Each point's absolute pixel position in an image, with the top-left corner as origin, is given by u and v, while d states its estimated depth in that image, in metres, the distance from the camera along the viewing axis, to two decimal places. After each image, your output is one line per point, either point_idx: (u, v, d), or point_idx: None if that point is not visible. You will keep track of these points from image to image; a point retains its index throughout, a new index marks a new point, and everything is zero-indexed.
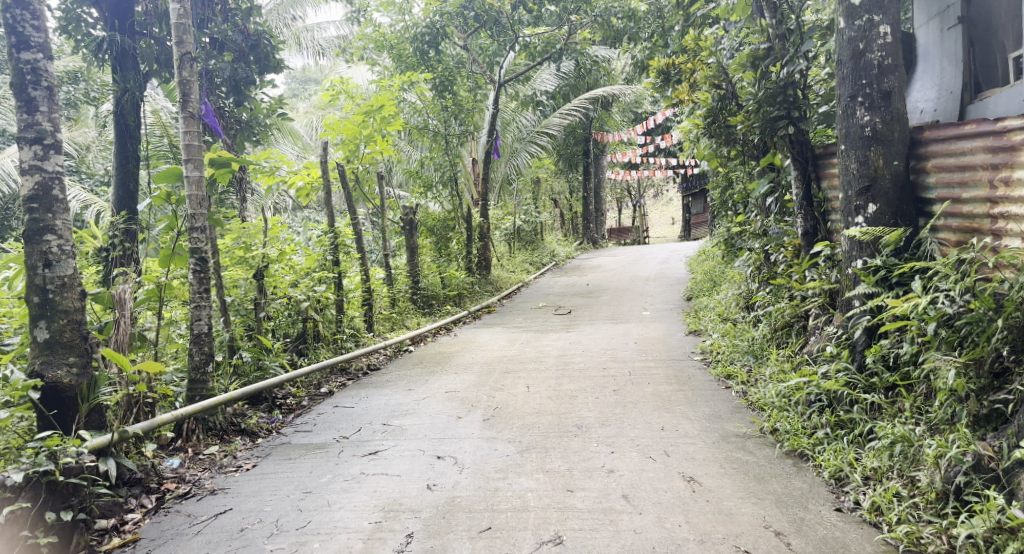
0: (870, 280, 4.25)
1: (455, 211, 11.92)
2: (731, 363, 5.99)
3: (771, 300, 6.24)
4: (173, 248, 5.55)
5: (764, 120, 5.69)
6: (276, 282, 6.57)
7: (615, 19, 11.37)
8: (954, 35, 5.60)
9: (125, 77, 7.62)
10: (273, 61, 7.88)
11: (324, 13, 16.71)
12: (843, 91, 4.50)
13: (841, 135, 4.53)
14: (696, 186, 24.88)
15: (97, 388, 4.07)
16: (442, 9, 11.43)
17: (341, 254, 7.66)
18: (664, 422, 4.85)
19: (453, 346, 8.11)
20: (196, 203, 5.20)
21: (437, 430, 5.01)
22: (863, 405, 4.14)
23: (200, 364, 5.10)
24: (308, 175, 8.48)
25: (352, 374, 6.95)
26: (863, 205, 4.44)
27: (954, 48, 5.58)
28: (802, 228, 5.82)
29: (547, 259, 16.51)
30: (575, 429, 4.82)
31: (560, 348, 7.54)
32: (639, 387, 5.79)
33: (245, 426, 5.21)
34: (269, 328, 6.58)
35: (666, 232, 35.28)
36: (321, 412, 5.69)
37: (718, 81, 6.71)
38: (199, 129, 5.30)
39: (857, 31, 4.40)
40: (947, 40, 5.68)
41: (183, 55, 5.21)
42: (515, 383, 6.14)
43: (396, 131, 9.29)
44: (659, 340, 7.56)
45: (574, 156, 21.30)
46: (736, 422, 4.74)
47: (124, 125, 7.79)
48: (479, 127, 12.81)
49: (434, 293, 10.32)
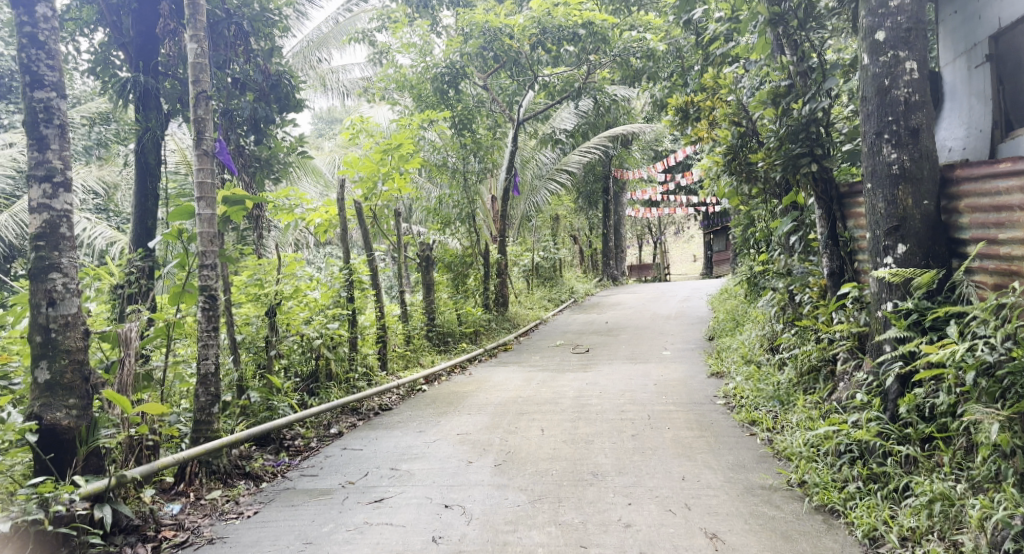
0: (901, 325, 4.05)
1: (473, 247, 11.81)
2: (755, 408, 5.78)
3: (796, 342, 6.02)
4: (183, 285, 5.41)
5: (786, 158, 5.49)
6: (288, 319, 6.52)
7: (634, 59, 11.44)
8: (982, 73, 5.43)
9: (146, 116, 7.63)
10: (293, 100, 7.88)
11: (349, 54, 16.93)
12: (868, 128, 4.35)
13: (867, 173, 4.37)
14: (717, 223, 24.65)
15: (96, 430, 3.97)
16: (462, 49, 11.45)
17: (356, 291, 7.57)
18: (684, 471, 4.63)
19: (467, 385, 7.93)
20: (207, 240, 5.15)
21: (447, 476, 4.83)
22: (898, 458, 3.90)
23: (206, 405, 5.01)
24: (327, 212, 8.53)
25: (363, 415, 6.79)
26: (892, 245, 4.25)
27: (983, 85, 5.43)
28: (827, 268, 5.64)
29: (566, 296, 16.34)
30: (590, 477, 4.61)
31: (577, 389, 7.32)
32: (659, 432, 5.57)
33: (250, 469, 5.07)
34: (279, 367, 6.47)
35: (687, 270, 35.02)
36: (329, 455, 5.54)
37: (737, 118, 6.63)
38: (212, 167, 5.26)
39: (882, 67, 4.27)
40: (976, 78, 5.52)
41: (199, 93, 5.19)
42: (529, 426, 5.95)
43: (414, 169, 9.27)
44: (679, 382, 7.33)
45: (593, 194, 21.22)
46: (761, 472, 4.51)
47: (144, 163, 7.88)
48: (499, 165, 12.78)
49: (449, 330, 10.18)
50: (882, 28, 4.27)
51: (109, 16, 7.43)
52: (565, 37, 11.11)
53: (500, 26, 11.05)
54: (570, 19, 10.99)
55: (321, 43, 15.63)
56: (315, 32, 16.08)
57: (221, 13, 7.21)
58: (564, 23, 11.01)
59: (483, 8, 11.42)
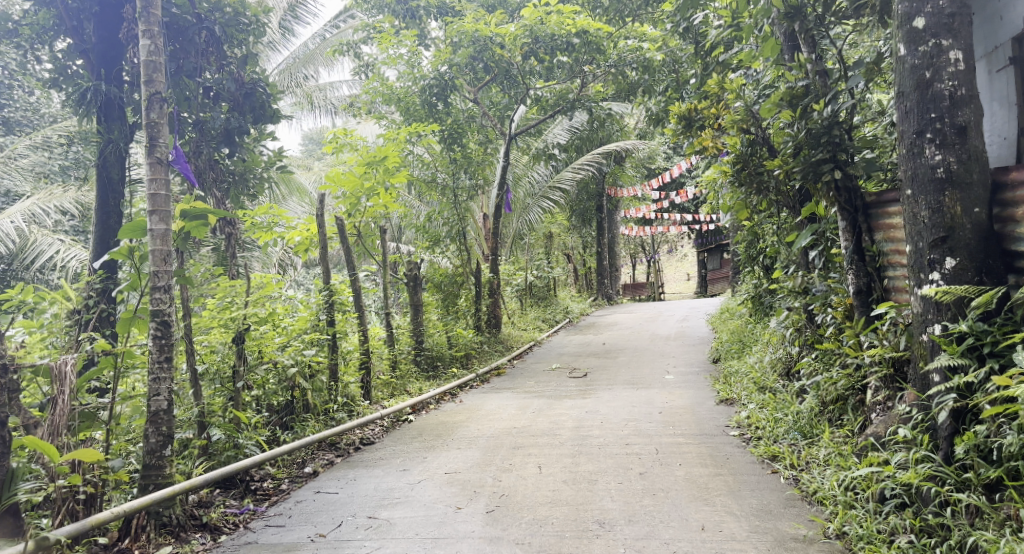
0: (954, 351, 3.56)
1: (463, 267, 11.22)
2: (775, 442, 5.27)
3: (819, 368, 5.49)
4: (135, 310, 4.78)
5: (806, 164, 4.94)
6: (259, 346, 5.98)
7: (630, 70, 11.01)
8: (1004, 77, 4.90)
9: (109, 127, 7.05)
10: (269, 111, 7.20)
11: (337, 71, 16.52)
12: (907, 127, 3.82)
13: (907, 178, 3.85)
14: (712, 240, 24.39)
15: (13, 483, 3.53)
16: (451, 59, 10.97)
17: (337, 313, 7.02)
18: (703, 519, 4.07)
19: (457, 415, 7.30)
20: (159, 259, 4.57)
21: (431, 526, 4.26)
22: (959, 507, 3.38)
23: (157, 447, 4.43)
24: (307, 230, 8.00)
25: (342, 450, 6.19)
26: (939, 259, 3.71)
27: (1005, 89, 4.88)
28: (854, 287, 5.02)
29: (560, 316, 15.80)
30: (596, 527, 4.05)
31: (576, 418, 6.72)
32: (670, 469, 5.01)
33: (207, 519, 4.54)
34: (247, 400, 5.86)
35: (682, 288, 34.58)
36: (300, 500, 4.95)
37: (746, 126, 6.02)
38: (166, 177, 4.66)
39: (921, 58, 3.74)
40: (997, 84, 4.98)
41: (152, 95, 4.62)
42: (525, 462, 5.37)
43: (400, 184, 8.74)
44: (687, 410, 6.76)
45: (587, 212, 20.63)
46: (791, 521, 3.99)
47: (106, 178, 7.34)
48: (490, 181, 12.26)
49: (438, 354, 9.55)
50: (922, 14, 3.74)
51: (69, 21, 6.88)
52: (559, 46, 10.42)
53: (491, 34, 10.48)
54: (563, 28, 10.32)
55: (307, 60, 15.27)
56: (302, 48, 15.64)
57: (191, 18, 6.66)
58: (557, 32, 10.32)
59: (473, 17, 10.84)
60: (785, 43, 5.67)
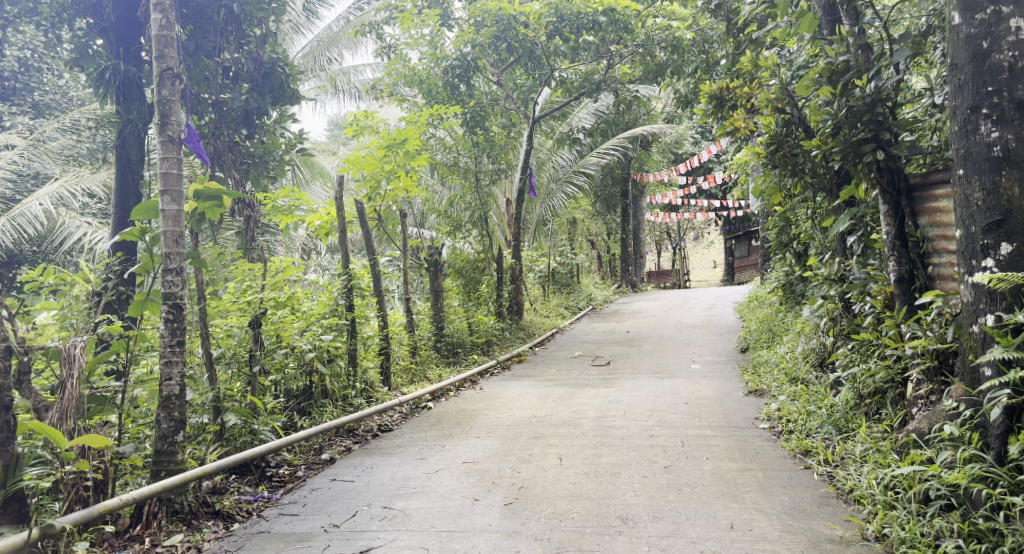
0: (1009, 344, 3.30)
1: (485, 252, 11.02)
2: (807, 437, 5.03)
3: (856, 359, 5.23)
4: (147, 292, 4.64)
5: (846, 144, 4.69)
6: (277, 330, 5.82)
7: (657, 50, 10.65)
8: None
9: (128, 107, 6.92)
10: (289, 91, 7.04)
11: (361, 54, 16.38)
12: (960, 102, 3.56)
13: (959, 157, 3.58)
14: (739, 227, 24.01)
15: (19, 469, 3.44)
16: (474, 39, 10.76)
17: (355, 298, 6.90)
18: (732, 517, 3.87)
19: (477, 403, 7.15)
20: (171, 240, 4.44)
21: (447, 518, 4.11)
22: (1011, 511, 3.15)
23: (168, 433, 4.33)
24: (327, 214, 7.87)
25: (360, 437, 6.06)
26: (993, 244, 3.45)
27: None
28: (894, 274, 4.76)
29: (584, 304, 15.58)
30: (619, 523, 3.87)
31: (598, 408, 6.54)
32: (696, 463, 4.80)
33: (220, 507, 4.43)
34: (264, 385, 5.75)
35: (708, 276, 34.08)
36: (315, 488, 4.83)
37: (781, 105, 5.75)
38: (179, 155, 4.52)
39: (978, 27, 3.46)
40: None
41: (163, 71, 4.47)
42: (545, 453, 5.20)
43: (420, 168, 8.57)
44: (713, 401, 6.53)
45: (611, 198, 20.30)
46: (826, 521, 3.77)
47: (125, 160, 7.29)
48: (513, 166, 12.03)
49: (459, 340, 9.41)
50: None
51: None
52: (585, 25, 10.36)
53: (515, 13, 10.43)
54: (589, 5, 10.27)
55: (331, 43, 15.16)
56: (326, 31, 15.51)
57: None
58: (582, 10, 10.29)
59: None
60: (824, 17, 5.37)
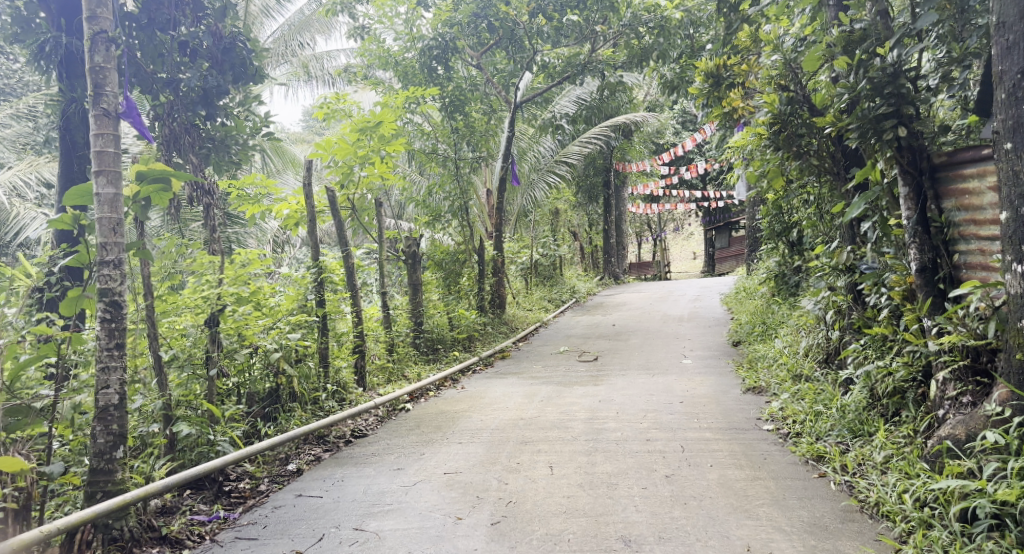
0: None
1: (465, 244, 10.52)
2: (819, 440, 4.61)
3: (872, 356, 4.81)
4: (82, 287, 4.10)
5: (864, 119, 4.27)
6: (240, 328, 5.30)
7: (644, 31, 10.17)
8: None
9: (72, 85, 6.15)
10: (252, 69, 6.14)
11: (334, 39, 15.72)
12: (1008, 66, 3.14)
13: (1006, 128, 3.17)
14: (721, 218, 23.73)
15: None
16: (451, 19, 10.24)
17: (327, 292, 6.37)
18: (748, 538, 3.43)
19: (458, 403, 6.66)
20: (109, 229, 3.90)
21: (425, 541, 3.63)
22: None
23: (105, 449, 3.79)
24: (297, 203, 7.32)
25: (331, 444, 5.53)
26: None
27: None
28: (916, 263, 4.33)
29: (567, 297, 15.14)
30: (622, 546, 3.41)
31: (589, 408, 6.08)
32: (700, 471, 4.36)
33: (167, 531, 3.92)
34: (223, 388, 5.22)
35: (688, 268, 33.75)
36: (278, 506, 4.32)
37: (785, 82, 5.33)
38: (116, 132, 3.98)
39: None
40: None
41: (95, 34, 3.91)
42: (534, 461, 4.73)
43: (398, 153, 8.00)
44: (711, 399, 6.11)
45: (594, 188, 19.81)
46: (855, 542, 3.34)
47: (71, 142, 6.72)
48: (494, 153, 11.51)
49: (439, 336, 8.90)
50: None
51: None
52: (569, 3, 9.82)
53: None
54: None
55: (302, 26, 14.54)
56: (296, 14, 14.84)
57: None
58: None
59: None
60: None
